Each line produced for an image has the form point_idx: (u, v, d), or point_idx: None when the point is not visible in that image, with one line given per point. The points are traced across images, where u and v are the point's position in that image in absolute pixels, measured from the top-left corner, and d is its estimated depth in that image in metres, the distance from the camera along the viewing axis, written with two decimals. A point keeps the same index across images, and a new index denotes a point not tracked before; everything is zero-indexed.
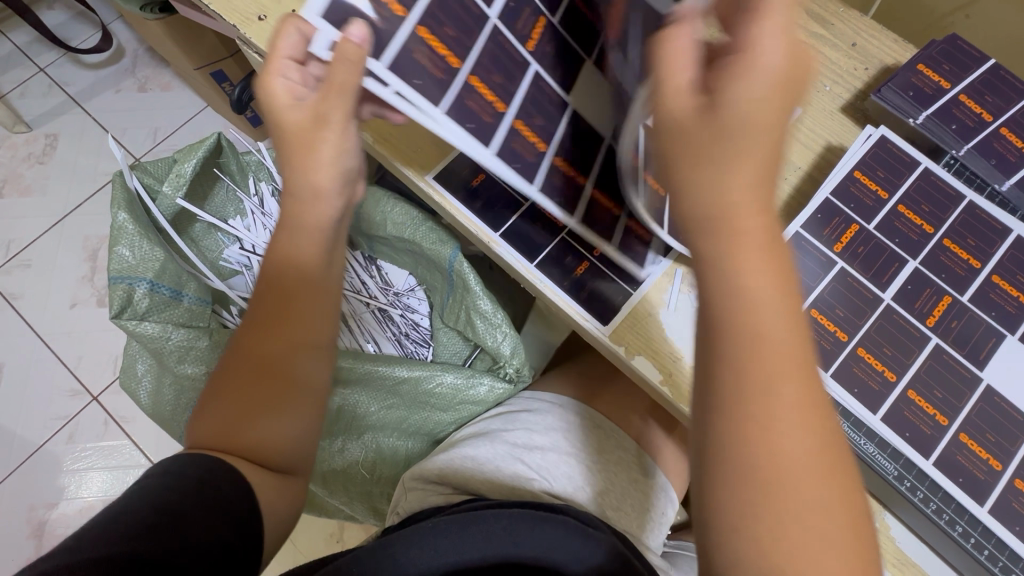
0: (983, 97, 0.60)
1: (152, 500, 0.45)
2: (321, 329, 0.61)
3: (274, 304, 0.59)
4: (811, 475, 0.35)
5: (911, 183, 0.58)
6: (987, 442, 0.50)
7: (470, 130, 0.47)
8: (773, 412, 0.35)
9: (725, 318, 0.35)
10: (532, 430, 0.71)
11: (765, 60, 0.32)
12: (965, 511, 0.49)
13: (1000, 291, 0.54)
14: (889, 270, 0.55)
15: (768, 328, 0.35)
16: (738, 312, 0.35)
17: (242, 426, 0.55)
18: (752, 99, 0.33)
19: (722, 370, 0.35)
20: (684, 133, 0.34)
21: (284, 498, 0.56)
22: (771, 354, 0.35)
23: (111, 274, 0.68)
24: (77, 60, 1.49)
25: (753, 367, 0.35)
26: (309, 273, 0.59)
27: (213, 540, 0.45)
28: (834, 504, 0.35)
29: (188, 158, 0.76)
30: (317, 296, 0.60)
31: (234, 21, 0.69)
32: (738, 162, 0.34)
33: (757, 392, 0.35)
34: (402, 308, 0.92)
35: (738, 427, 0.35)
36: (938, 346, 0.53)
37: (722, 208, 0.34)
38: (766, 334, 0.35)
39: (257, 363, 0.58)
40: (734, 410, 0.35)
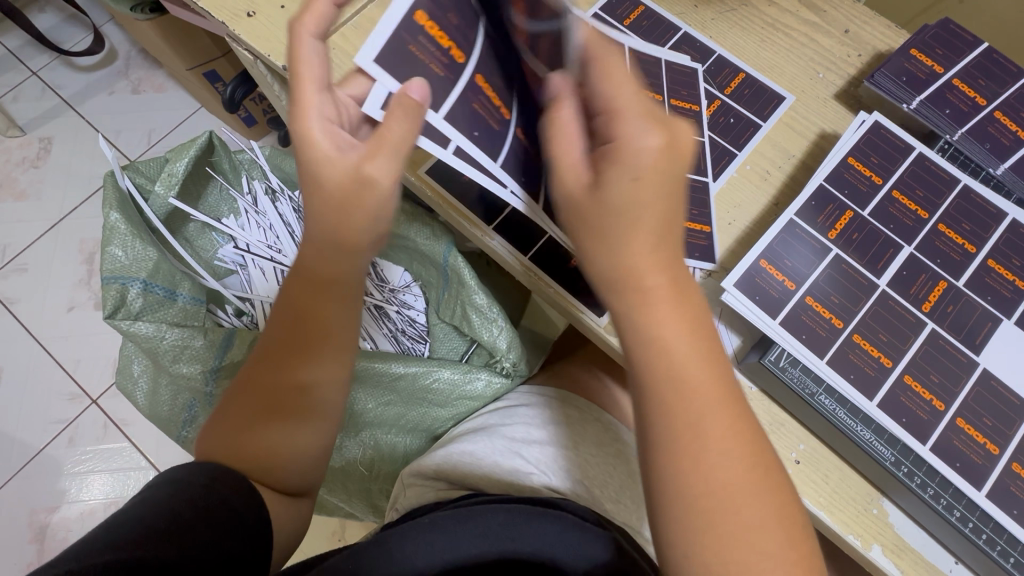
0: (977, 81, 0.59)
1: (155, 506, 0.44)
2: (343, 357, 0.59)
3: (292, 326, 0.57)
4: (740, 490, 0.43)
5: (905, 169, 0.58)
6: (985, 426, 0.50)
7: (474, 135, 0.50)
8: (702, 436, 0.43)
9: (650, 354, 0.45)
10: (531, 424, 0.71)
11: (632, 142, 0.43)
12: (962, 496, 0.49)
13: (996, 274, 0.54)
14: (884, 256, 0.55)
15: (684, 364, 0.44)
16: (656, 354, 0.44)
17: (252, 440, 0.55)
18: (607, 176, 0.44)
19: (648, 404, 0.45)
20: (588, 213, 0.45)
21: (290, 516, 0.57)
22: (693, 382, 0.44)
23: (104, 274, 0.68)
24: (69, 63, 1.48)
25: (679, 393, 0.44)
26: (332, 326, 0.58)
27: (211, 549, 0.44)
28: (762, 515, 0.43)
29: (180, 157, 0.75)
30: (342, 314, 0.58)
31: (223, 17, 0.69)
32: (636, 234, 0.44)
33: (689, 429, 0.44)
34: (398, 304, 0.91)
35: (672, 441, 0.44)
36: (935, 332, 0.52)
37: (623, 265, 0.44)
38: (687, 377, 0.44)
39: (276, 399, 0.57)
40: (669, 440, 0.44)
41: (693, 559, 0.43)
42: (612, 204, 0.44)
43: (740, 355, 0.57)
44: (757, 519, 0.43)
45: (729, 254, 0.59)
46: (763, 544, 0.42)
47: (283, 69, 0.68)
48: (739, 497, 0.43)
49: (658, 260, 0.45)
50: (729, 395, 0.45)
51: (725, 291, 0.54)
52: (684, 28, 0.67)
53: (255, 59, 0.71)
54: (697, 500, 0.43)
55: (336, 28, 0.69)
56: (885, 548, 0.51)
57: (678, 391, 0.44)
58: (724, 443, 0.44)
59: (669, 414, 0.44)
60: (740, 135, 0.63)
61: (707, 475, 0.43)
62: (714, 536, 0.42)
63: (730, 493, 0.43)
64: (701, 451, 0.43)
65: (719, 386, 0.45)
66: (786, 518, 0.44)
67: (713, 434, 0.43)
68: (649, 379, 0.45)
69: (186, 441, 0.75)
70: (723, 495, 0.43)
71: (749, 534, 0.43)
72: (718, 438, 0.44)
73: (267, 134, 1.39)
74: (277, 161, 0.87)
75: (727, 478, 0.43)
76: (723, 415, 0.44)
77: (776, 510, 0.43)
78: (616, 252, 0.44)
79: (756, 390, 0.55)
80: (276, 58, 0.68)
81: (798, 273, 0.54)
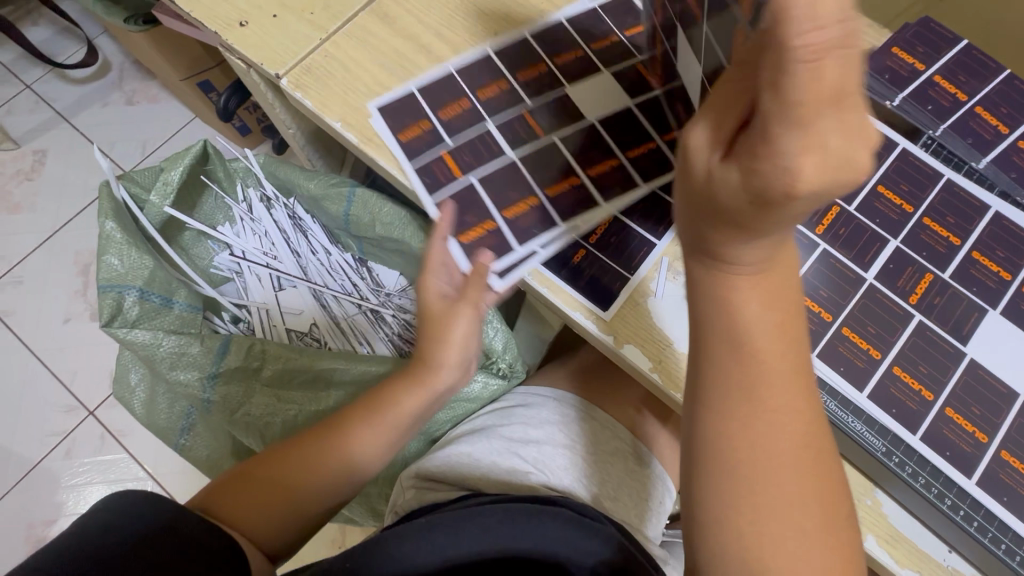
0: (957, 77, 0.61)
1: (147, 517, 0.44)
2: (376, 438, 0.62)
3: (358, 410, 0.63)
4: (781, 461, 0.43)
5: (890, 165, 0.59)
6: (973, 415, 0.51)
7: (426, 184, 0.64)
8: (761, 398, 0.43)
9: (724, 317, 0.43)
10: (561, 428, 0.71)
11: (767, 173, 0.29)
12: (953, 484, 0.49)
13: (981, 266, 0.55)
14: (871, 250, 0.56)
15: (758, 332, 0.43)
16: (723, 319, 0.43)
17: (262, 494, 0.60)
18: (724, 174, 0.33)
19: (709, 367, 0.45)
20: (703, 191, 0.36)
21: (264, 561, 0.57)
22: (764, 349, 0.43)
23: (101, 282, 0.68)
24: (62, 75, 1.49)
25: (746, 359, 0.43)
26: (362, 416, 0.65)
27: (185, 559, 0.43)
28: (800, 494, 0.42)
29: (174, 166, 0.76)
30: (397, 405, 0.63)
31: (216, 27, 0.71)
32: (744, 231, 0.37)
33: (747, 394, 0.43)
34: (393, 309, 0.90)
35: (726, 401, 0.44)
36: (922, 323, 0.53)
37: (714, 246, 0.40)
38: (757, 346, 0.43)
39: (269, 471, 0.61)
40: (723, 400, 0.44)
41: (726, 523, 0.43)
42: (721, 204, 0.35)
43: None
44: (798, 488, 0.42)
45: None
46: (802, 519, 0.42)
47: (276, 77, 0.69)
48: (781, 465, 0.43)
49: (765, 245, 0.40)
50: (801, 370, 0.44)
51: None
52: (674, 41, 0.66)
53: (248, 68, 0.72)
54: (737, 459, 0.43)
55: (328, 36, 0.70)
56: (879, 538, 0.52)
57: (745, 360, 0.43)
58: (777, 409, 0.43)
59: (725, 375, 0.44)
60: None
61: (754, 439, 0.43)
62: (748, 504, 0.43)
63: (773, 464, 0.43)
64: (750, 416, 0.43)
65: (791, 358, 0.44)
66: (825, 493, 0.43)
67: (766, 401, 0.43)
68: (717, 339, 0.44)
69: (185, 448, 0.76)
70: (761, 462, 0.43)
71: (787, 507, 0.42)
72: (772, 404, 0.43)
73: (262, 143, 1.40)
74: (271, 169, 0.86)
75: (774, 446, 0.43)
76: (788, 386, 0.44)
77: (816, 489, 0.43)
78: (725, 240, 0.38)
79: None
80: (269, 66, 0.69)
81: None
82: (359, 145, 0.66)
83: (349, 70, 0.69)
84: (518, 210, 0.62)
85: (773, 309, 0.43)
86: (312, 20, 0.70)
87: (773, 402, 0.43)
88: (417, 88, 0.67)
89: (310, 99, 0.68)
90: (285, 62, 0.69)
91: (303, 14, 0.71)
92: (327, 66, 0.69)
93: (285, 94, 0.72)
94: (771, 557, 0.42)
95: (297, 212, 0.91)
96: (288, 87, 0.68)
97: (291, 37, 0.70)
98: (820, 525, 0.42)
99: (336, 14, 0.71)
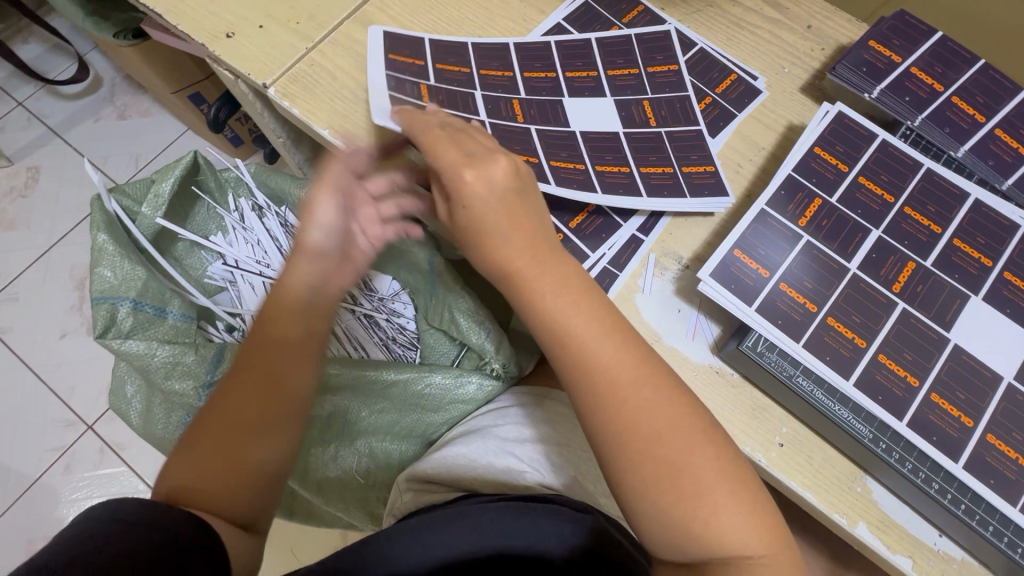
0: (934, 68, 0.62)
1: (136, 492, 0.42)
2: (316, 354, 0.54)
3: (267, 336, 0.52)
4: (685, 446, 0.44)
5: (870, 156, 0.60)
6: (958, 400, 0.51)
7: None
8: (628, 398, 0.45)
9: (554, 332, 0.47)
10: (520, 423, 0.71)
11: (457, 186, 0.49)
12: (940, 468, 0.50)
13: (962, 253, 0.56)
14: (854, 240, 0.57)
15: (591, 341, 0.46)
16: (556, 336, 0.47)
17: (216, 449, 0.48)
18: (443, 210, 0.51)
19: (568, 383, 0.47)
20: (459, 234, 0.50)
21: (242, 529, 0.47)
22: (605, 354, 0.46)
23: (94, 295, 0.68)
24: (54, 92, 1.50)
25: (594, 368, 0.46)
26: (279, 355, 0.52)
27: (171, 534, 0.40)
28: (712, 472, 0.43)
29: (165, 178, 0.77)
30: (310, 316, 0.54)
31: (203, 39, 0.72)
32: (505, 242, 0.48)
33: (602, 395, 0.45)
34: (387, 313, 0.91)
35: (604, 414, 0.45)
36: (906, 311, 0.54)
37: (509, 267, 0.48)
38: (599, 352, 0.46)
39: (233, 439, 0.49)
40: (602, 411, 0.45)
41: (669, 525, 0.43)
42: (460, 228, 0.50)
43: (719, 343, 0.58)
44: (694, 459, 0.43)
45: (706, 245, 0.61)
46: (720, 498, 0.43)
47: (263, 86, 0.70)
48: (670, 439, 0.44)
49: (533, 252, 0.48)
50: (648, 360, 0.47)
51: (702, 280, 0.56)
52: (673, 23, 0.70)
53: (236, 78, 0.73)
54: (647, 461, 0.43)
55: (315, 44, 0.71)
56: (870, 525, 0.52)
57: (595, 366, 0.46)
58: (649, 400, 0.45)
59: (590, 389, 0.45)
60: (714, 122, 0.65)
61: (633, 426, 0.44)
62: (680, 499, 0.43)
63: (675, 453, 0.43)
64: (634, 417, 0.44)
65: (632, 353, 0.46)
66: (731, 469, 0.44)
67: (638, 403, 0.45)
68: (563, 355, 0.47)
69: None
70: (668, 456, 0.43)
71: (709, 490, 0.43)
72: (643, 397, 0.45)
73: (254, 154, 1.41)
74: (264, 177, 0.88)
75: (654, 424, 0.44)
76: (634, 367, 0.46)
77: (726, 467, 0.44)
78: (498, 245, 0.48)
79: (738, 377, 0.56)
80: (256, 75, 0.69)
81: (771, 261, 0.56)
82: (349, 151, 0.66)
83: (335, 77, 0.69)
84: (581, 221, 0.62)
85: (584, 312, 0.47)
86: (298, 30, 0.71)
87: (642, 397, 0.45)
88: None
89: (297, 107, 0.68)
90: (273, 72, 0.70)
91: (289, 24, 0.72)
92: (313, 75, 0.69)
93: (274, 103, 0.73)
94: (716, 542, 0.42)
95: (289, 221, 0.93)
96: (275, 96, 0.69)
97: (277, 47, 0.71)
98: (727, 492, 0.43)
99: (322, 23, 0.72)
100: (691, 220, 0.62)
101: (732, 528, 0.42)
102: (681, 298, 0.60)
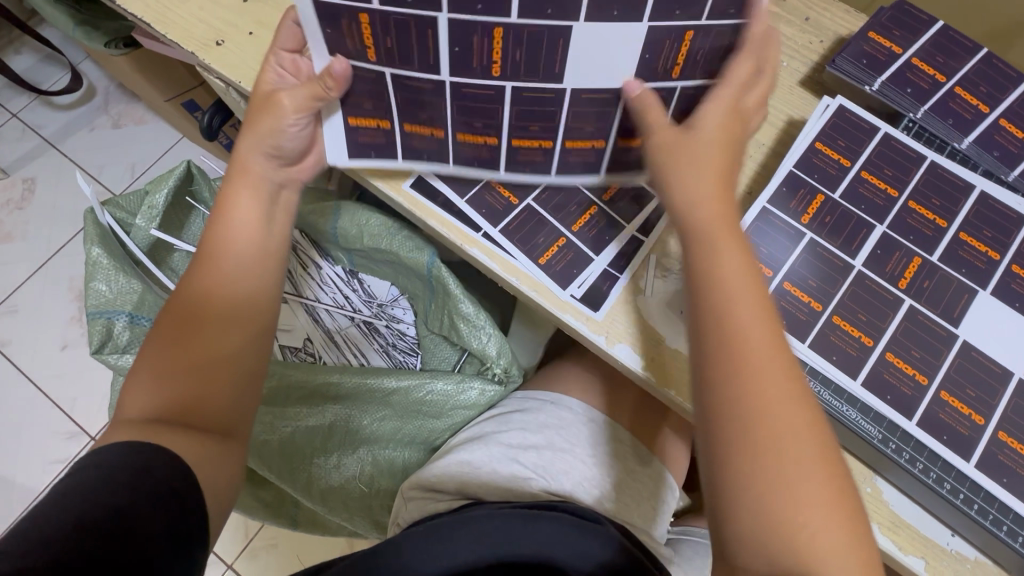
0: (935, 58, 0.60)
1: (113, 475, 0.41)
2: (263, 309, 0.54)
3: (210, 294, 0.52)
4: (804, 450, 0.41)
5: (872, 150, 0.58)
6: (969, 398, 0.50)
7: (484, 215, 0.62)
8: (763, 386, 0.42)
9: (711, 295, 0.45)
10: (526, 429, 0.70)
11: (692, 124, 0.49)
12: (952, 468, 0.49)
13: (968, 247, 0.55)
14: (858, 237, 0.56)
15: (744, 320, 0.44)
16: (716, 299, 0.45)
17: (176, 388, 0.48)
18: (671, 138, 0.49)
19: (698, 350, 0.45)
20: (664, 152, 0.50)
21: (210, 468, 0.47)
22: (753, 338, 0.43)
23: (89, 309, 0.68)
24: (48, 102, 1.49)
25: (735, 343, 0.43)
26: (221, 286, 0.52)
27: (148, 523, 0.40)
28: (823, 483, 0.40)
29: (158, 188, 0.76)
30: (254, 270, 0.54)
31: (193, 48, 0.71)
32: (703, 175, 0.48)
33: (738, 370, 0.42)
34: (387, 319, 0.90)
35: (735, 395, 0.42)
36: (913, 307, 0.53)
37: (695, 213, 0.47)
38: (747, 333, 0.43)
39: (201, 369, 0.49)
40: (731, 389, 0.42)
41: (760, 520, 0.40)
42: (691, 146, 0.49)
43: None
44: (804, 467, 0.41)
45: None
46: (824, 510, 0.40)
47: None
48: (781, 430, 0.41)
49: (721, 207, 0.47)
50: (791, 361, 0.44)
51: None
52: None
53: (227, 86, 0.72)
54: (765, 452, 0.41)
55: None
56: (881, 526, 0.51)
57: (734, 345, 0.43)
58: (787, 395, 0.42)
59: (721, 363, 0.43)
60: None
61: (765, 415, 0.41)
62: (778, 495, 0.40)
63: (790, 453, 0.41)
64: (765, 408, 0.41)
65: (783, 351, 0.44)
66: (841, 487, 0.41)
67: (774, 397, 0.42)
68: (709, 322, 0.44)
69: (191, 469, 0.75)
70: (778, 454, 0.41)
71: (812, 497, 0.40)
72: (781, 389, 0.42)
73: None
74: None
75: (774, 420, 0.41)
76: (774, 355, 0.43)
77: (835, 482, 0.41)
78: (690, 185, 0.48)
79: None
80: (247, 84, 0.69)
81: (774, 260, 0.55)
82: None
83: None
84: (584, 223, 0.62)
85: (754, 293, 0.45)
86: None
87: (781, 389, 0.42)
88: None
89: None
90: None
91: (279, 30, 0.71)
92: None
93: None
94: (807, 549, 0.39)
95: None
96: None
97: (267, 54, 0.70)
98: (828, 503, 0.40)
99: None
100: None
101: (829, 535, 0.39)
102: (684, 299, 0.59)
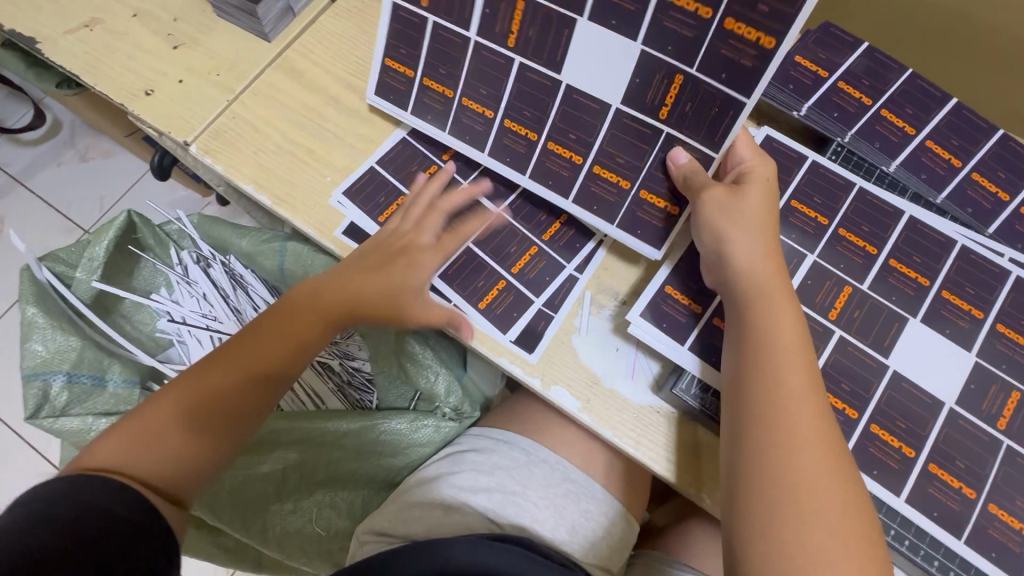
0: (862, 81, 0.60)
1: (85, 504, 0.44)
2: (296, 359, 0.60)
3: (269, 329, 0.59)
4: (835, 516, 0.43)
5: (801, 178, 0.58)
6: (899, 430, 0.50)
7: None
8: (794, 453, 0.44)
9: (753, 358, 0.48)
10: (476, 471, 0.69)
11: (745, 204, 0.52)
12: (882, 503, 0.48)
13: (898, 273, 0.54)
14: (788, 267, 0.55)
15: (791, 389, 0.46)
16: (762, 365, 0.47)
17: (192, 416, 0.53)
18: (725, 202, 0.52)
19: (744, 412, 0.47)
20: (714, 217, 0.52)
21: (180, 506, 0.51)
22: (797, 406, 0.46)
23: (25, 371, 0.67)
24: (12, 139, 1.48)
25: (783, 411, 0.46)
26: (277, 348, 0.58)
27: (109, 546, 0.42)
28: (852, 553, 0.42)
29: (99, 240, 0.76)
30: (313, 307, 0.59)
31: (121, 99, 0.70)
32: (758, 239, 0.51)
33: (774, 428, 0.45)
34: (341, 356, 0.89)
35: (767, 457, 0.45)
36: (843, 338, 0.52)
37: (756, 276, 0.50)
38: (791, 401, 0.46)
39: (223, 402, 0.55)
40: (766, 448, 0.45)
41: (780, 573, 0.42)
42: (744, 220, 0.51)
43: (659, 381, 0.57)
44: (831, 534, 0.42)
45: (642, 280, 0.61)
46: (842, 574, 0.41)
47: (184, 144, 0.67)
48: (810, 479, 0.44)
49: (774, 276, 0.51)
50: (832, 434, 0.46)
51: (632, 322, 0.57)
52: None
53: (160, 135, 0.71)
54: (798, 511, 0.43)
55: (236, 95, 0.69)
56: None
57: (781, 406, 0.46)
58: (819, 464, 0.44)
59: (762, 425, 0.46)
60: None
61: (792, 480, 0.44)
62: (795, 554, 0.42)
63: (820, 518, 0.42)
64: (801, 474, 0.44)
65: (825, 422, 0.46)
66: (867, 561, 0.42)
67: (809, 464, 0.44)
68: (752, 386, 0.47)
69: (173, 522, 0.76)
70: (808, 515, 0.43)
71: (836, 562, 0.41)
72: (818, 458, 0.44)
73: None
74: (206, 228, 0.86)
75: (813, 486, 0.43)
76: (811, 409, 0.46)
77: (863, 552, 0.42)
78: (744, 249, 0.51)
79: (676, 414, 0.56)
80: (176, 133, 0.68)
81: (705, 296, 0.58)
82: (273, 207, 0.64)
83: (258, 130, 0.67)
84: (525, 264, 0.61)
85: (800, 364, 0.47)
86: (218, 82, 0.70)
87: (815, 459, 0.44)
88: (376, 163, 0.65)
89: (220, 164, 0.66)
90: (194, 128, 0.68)
91: (209, 76, 0.70)
92: (236, 128, 0.68)
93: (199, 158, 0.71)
94: None
95: (235, 269, 0.90)
96: (197, 152, 0.67)
97: (197, 101, 0.69)
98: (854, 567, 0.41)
99: (243, 73, 0.70)
100: (627, 255, 0.61)
101: None
102: (617, 337, 0.59)
